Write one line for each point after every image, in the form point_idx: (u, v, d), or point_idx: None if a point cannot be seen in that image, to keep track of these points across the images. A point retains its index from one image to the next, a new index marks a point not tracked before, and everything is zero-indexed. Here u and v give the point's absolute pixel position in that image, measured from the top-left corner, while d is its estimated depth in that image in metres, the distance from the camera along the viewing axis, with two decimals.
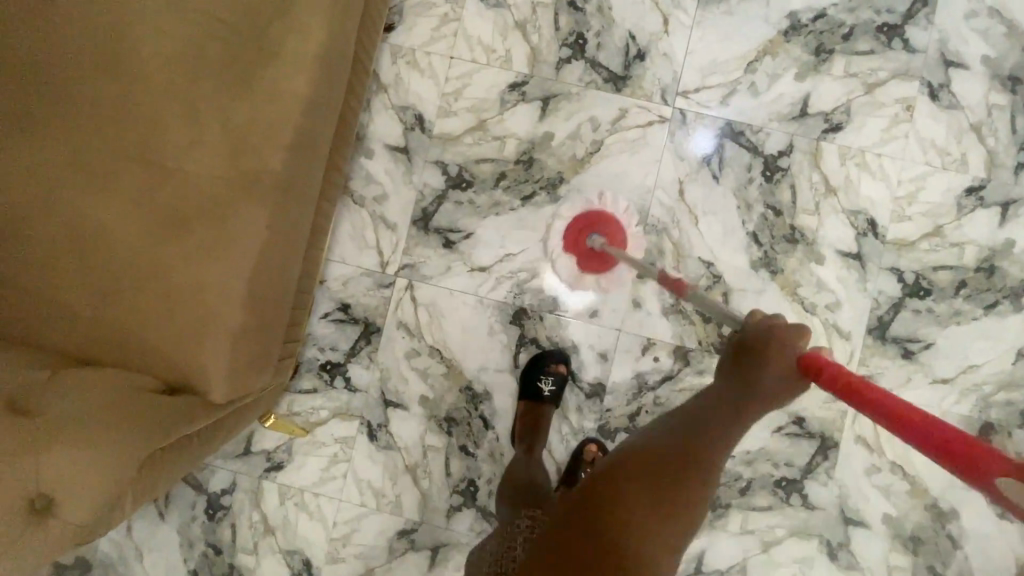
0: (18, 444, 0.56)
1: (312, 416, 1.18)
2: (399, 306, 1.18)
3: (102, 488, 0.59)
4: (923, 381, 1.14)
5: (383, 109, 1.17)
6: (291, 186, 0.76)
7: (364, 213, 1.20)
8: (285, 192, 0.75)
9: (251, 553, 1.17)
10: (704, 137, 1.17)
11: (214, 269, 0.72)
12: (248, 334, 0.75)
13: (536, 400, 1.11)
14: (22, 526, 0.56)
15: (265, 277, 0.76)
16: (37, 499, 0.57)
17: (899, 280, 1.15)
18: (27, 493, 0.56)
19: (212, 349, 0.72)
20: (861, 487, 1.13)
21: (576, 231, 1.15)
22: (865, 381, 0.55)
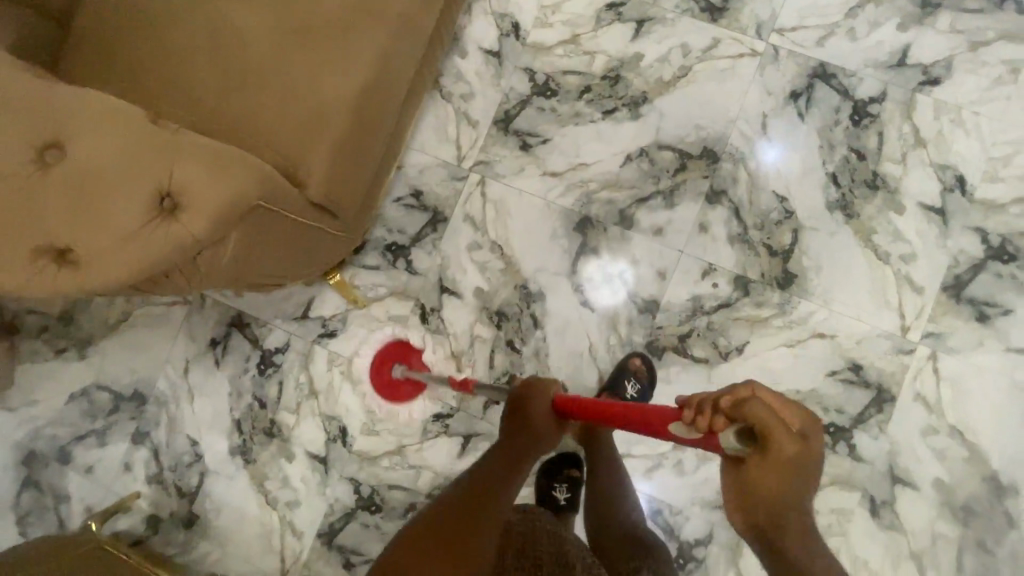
0: (158, 151, 0.63)
1: (370, 291, 1.23)
2: (469, 199, 1.22)
3: (215, 203, 0.62)
4: (996, 348, 1.08)
5: (483, 13, 1.23)
6: (410, 18, 0.82)
7: (450, 108, 1.25)
8: (404, 23, 0.81)
9: (293, 412, 1.22)
10: (770, 152, 1.16)
11: (332, 74, 0.78)
12: (352, 142, 0.80)
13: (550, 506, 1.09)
14: (152, 216, 0.61)
15: (371, 94, 0.81)
16: (164, 199, 0.62)
17: (982, 242, 1.10)
18: (159, 190, 0.62)
19: (318, 146, 0.77)
20: (914, 446, 1.08)
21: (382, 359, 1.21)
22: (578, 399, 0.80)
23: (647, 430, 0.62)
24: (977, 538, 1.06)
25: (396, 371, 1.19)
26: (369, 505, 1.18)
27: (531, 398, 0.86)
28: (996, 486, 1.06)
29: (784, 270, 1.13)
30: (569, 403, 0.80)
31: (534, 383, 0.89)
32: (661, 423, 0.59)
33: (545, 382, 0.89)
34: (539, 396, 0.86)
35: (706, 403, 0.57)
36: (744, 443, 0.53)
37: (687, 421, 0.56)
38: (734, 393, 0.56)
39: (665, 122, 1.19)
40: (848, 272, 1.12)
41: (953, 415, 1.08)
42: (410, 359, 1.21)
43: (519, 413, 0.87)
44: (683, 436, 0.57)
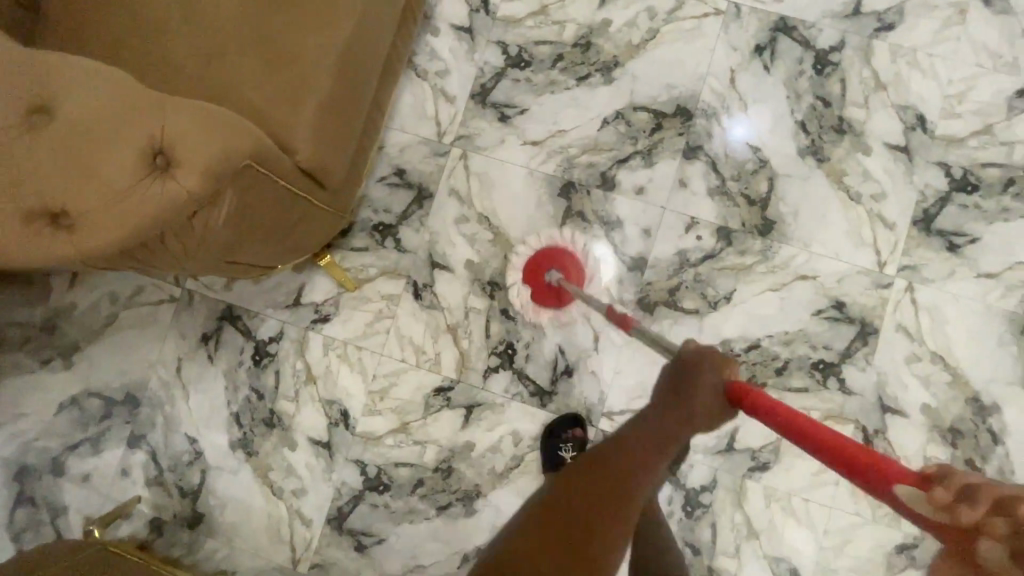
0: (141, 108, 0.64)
1: (361, 273, 1.23)
2: (452, 173, 1.24)
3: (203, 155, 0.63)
4: (968, 275, 1.14)
5: None
6: None
7: (425, 86, 1.26)
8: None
9: (292, 400, 1.21)
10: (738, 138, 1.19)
11: (310, 40, 0.80)
12: (333, 108, 0.82)
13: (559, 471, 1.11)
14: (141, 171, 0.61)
15: (348, 59, 0.83)
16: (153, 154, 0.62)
17: (946, 175, 1.16)
18: (146, 145, 0.62)
19: (301, 111, 0.79)
20: (900, 375, 1.13)
21: (534, 265, 1.17)
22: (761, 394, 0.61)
23: (868, 482, 0.46)
24: (966, 457, 1.10)
25: (551, 276, 1.15)
26: (377, 486, 1.18)
27: (695, 375, 0.65)
28: (979, 406, 1.11)
29: (763, 218, 1.17)
30: (756, 402, 0.60)
31: (707, 352, 0.67)
32: (883, 477, 0.44)
33: (711, 353, 0.67)
34: (707, 372, 0.65)
35: (969, 485, 0.38)
36: (1019, 570, 0.34)
37: (936, 496, 0.39)
38: (1019, 494, 0.36)
39: (639, 84, 1.22)
40: (824, 214, 1.17)
41: (934, 342, 1.13)
42: (571, 276, 1.15)
43: (677, 389, 0.65)
44: (916, 506, 0.41)
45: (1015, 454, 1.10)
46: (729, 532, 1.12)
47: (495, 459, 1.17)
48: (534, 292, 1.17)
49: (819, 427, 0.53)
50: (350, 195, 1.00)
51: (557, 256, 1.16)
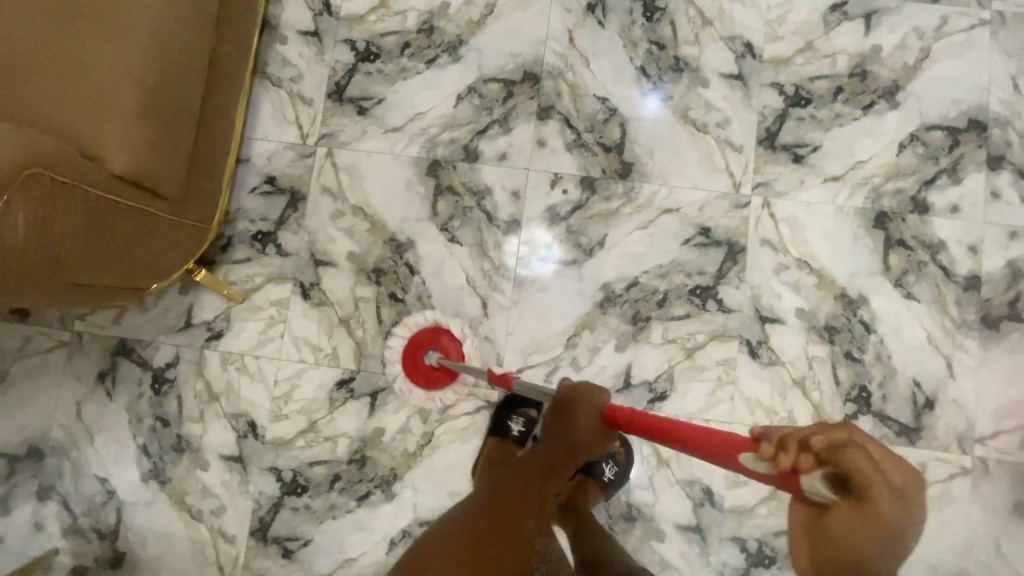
0: None
1: (247, 284, 1.24)
2: (321, 172, 1.26)
3: None
4: (817, 182, 1.20)
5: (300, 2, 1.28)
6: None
7: (283, 93, 1.29)
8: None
9: (198, 421, 1.21)
10: (653, 101, 1.24)
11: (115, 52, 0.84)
12: (151, 117, 0.86)
13: (503, 437, 1.10)
14: None
15: (160, 69, 0.87)
16: None
17: (781, 94, 1.23)
18: None
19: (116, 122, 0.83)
20: (772, 285, 1.18)
21: (412, 352, 1.17)
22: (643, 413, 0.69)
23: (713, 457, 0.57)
24: (845, 351, 1.16)
25: (430, 357, 1.15)
26: (295, 489, 1.18)
27: (573, 406, 0.80)
28: (848, 301, 1.17)
29: (621, 162, 1.22)
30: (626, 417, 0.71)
31: (582, 387, 0.80)
32: (727, 447, 0.56)
33: (589, 391, 0.79)
34: (582, 406, 0.79)
35: (804, 440, 0.52)
36: (832, 488, 0.49)
37: (767, 453, 0.52)
38: (831, 434, 0.51)
39: (484, 57, 1.26)
40: (677, 149, 1.22)
41: (796, 250, 1.19)
42: (449, 352, 1.16)
43: (558, 420, 0.82)
44: (757, 468, 0.53)
45: (888, 339, 1.16)
46: (640, 465, 1.15)
47: (406, 440, 1.18)
48: (413, 377, 1.17)
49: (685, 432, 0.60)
50: (205, 207, 1.06)
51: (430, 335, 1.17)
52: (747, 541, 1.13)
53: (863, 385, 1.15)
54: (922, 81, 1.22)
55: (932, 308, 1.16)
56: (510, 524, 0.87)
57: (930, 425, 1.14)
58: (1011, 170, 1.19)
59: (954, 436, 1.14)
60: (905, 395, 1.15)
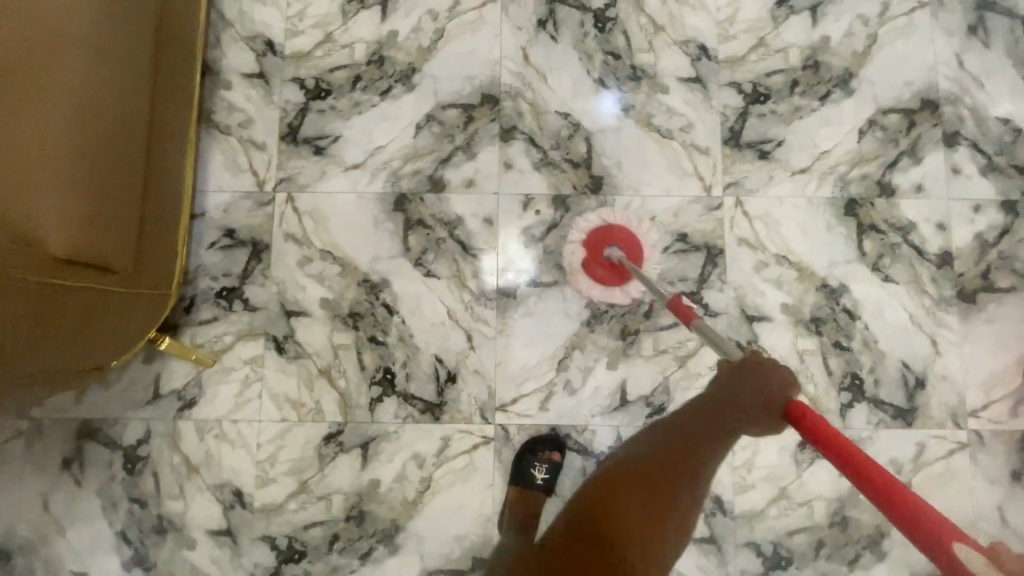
0: None
1: (216, 345, 1.17)
2: (282, 219, 1.20)
3: None
4: (785, 176, 1.21)
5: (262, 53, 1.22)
6: (108, 50, 0.83)
7: (232, 140, 1.22)
8: (102, 55, 0.82)
9: (179, 497, 1.13)
10: (609, 101, 1.23)
11: (43, 117, 0.76)
12: (87, 186, 0.79)
13: (526, 485, 1.09)
14: None
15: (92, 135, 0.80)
16: None
17: (739, 92, 1.23)
18: None
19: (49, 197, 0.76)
20: (754, 284, 1.18)
21: (595, 244, 1.14)
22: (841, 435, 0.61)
23: (909, 526, 0.50)
24: (833, 340, 1.16)
25: (611, 253, 1.12)
26: (292, 556, 1.11)
27: (755, 381, 0.75)
28: (829, 291, 1.18)
29: (591, 175, 1.21)
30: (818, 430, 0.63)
31: (766, 366, 0.75)
32: (936, 525, 0.49)
33: (777, 371, 0.74)
34: (778, 387, 0.73)
35: None
36: None
37: (996, 559, 0.47)
38: None
39: (440, 84, 1.23)
40: (645, 158, 1.21)
41: (774, 245, 1.19)
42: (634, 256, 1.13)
43: (736, 386, 0.76)
44: (974, 566, 0.46)
45: (873, 324, 1.17)
46: None
47: (404, 488, 1.13)
48: (592, 277, 1.14)
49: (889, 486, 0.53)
50: (161, 270, 1.00)
51: (615, 234, 1.14)
52: (763, 545, 1.11)
53: (854, 372, 1.16)
54: (873, 67, 1.24)
55: (911, 289, 1.18)
56: (680, 467, 0.80)
57: (923, 404, 1.15)
58: (967, 145, 1.22)
59: (947, 412, 1.15)
60: (896, 378, 1.16)
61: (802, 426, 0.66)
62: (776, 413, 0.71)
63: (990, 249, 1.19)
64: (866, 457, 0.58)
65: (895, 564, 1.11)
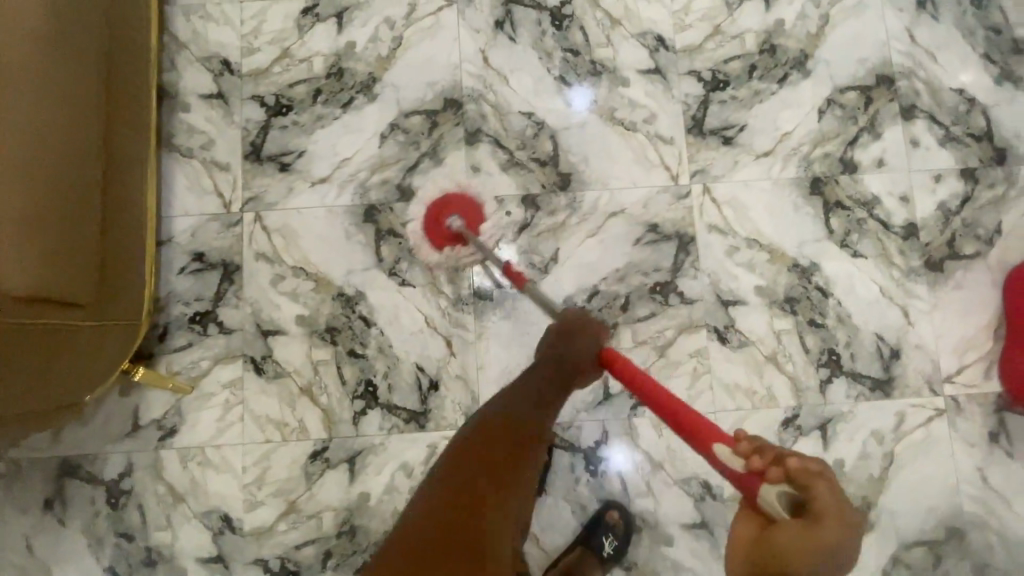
0: None
1: (193, 371, 1.15)
2: (252, 239, 1.19)
3: None
4: (750, 160, 1.22)
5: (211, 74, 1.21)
6: (56, 84, 0.81)
7: (195, 163, 1.21)
8: (49, 90, 0.80)
9: (166, 528, 1.12)
10: (580, 96, 1.23)
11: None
12: (45, 223, 0.78)
13: None
14: None
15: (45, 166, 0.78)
16: None
17: (699, 81, 1.24)
18: None
19: (8, 237, 0.75)
20: (727, 269, 1.19)
21: (439, 210, 1.15)
22: (647, 377, 0.78)
23: (693, 441, 0.68)
24: (808, 318, 1.18)
25: (453, 223, 1.12)
26: None
27: (579, 334, 0.91)
28: (801, 270, 1.19)
29: (559, 173, 1.21)
30: (630, 372, 0.80)
31: (585, 318, 0.94)
32: (709, 434, 0.67)
33: (592, 322, 0.93)
34: (590, 339, 0.91)
35: (776, 455, 0.60)
36: (785, 502, 0.56)
37: (742, 451, 0.62)
38: (804, 462, 0.58)
39: (401, 92, 1.23)
40: (611, 152, 1.22)
41: (743, 229, 1.20)
42: (471, 222, 1.14)
43: (562, 337, 0.92)
44: (728, 459, 0.62)
45: (845, 299, 1.19)
46: (636, 474, 1.13)
47: (394, 499, 1.12)
48: (432, 239, 1.14)
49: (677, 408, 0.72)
50: (129, 300, 0.98)
51: (453, 202, 1.15)
52: None
53: (831, 348, 1.17)
54: (828, 47, 1.25)
55: (880, 262, 1.20)
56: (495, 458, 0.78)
57: (899, 374, 1.17)
58: (924, 117, 1.24)
59: (923, 380, 1.17)
60: (871, 350, 1.17)
61: (617, 372, 0.83)
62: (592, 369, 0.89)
63: (953, 218, 1.21)
64: (663, 390, 0.76)
65: (882, 533, 1.13)
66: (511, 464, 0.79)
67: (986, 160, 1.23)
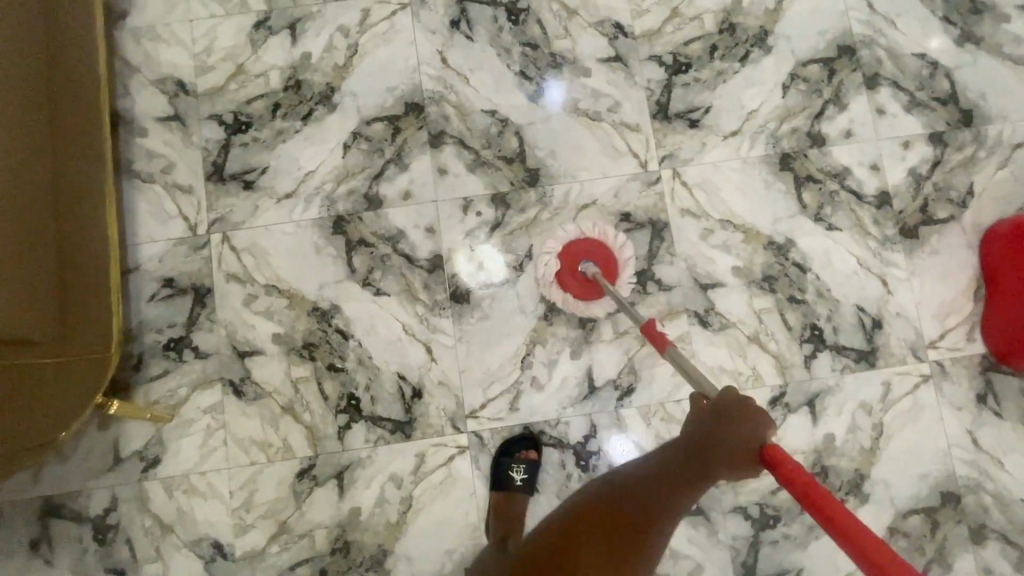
0: None
1: (171, 399, 1.13)
2: (221, 260, 1.17)
3: None
4: (717, 140, 1.21)
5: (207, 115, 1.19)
6: None
7: (157, 187, 1.19)
8: None
9: (156, 560, 1.10)
10: (557, 91, 1.22)
11: None
12: None
13: (507, 488, 1.08)
14: None
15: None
16: None
17: (661, 65, 1.23)
18: None
19: None
20: (703, 252, 1.18)
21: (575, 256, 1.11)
22: (807, 475, 0.59)
23: (875, 571, 0.47)
24: (788, 295, 1.17)
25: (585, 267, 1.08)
26: None
27: (733, 416, 0.67)
28: (777, 247, 1.19)
29: (527, 169, 1.20)
30: (787, 466, 0.60)
31: (750, 406, 0.67)
32: (898, 570, 0.45)
33: (750, 407, 0.67)
34: (750, 425, 0.66)
35: None
36: None
37: None
38: None
39: (361, 100, 1.21)
40: (577, 144, 1.21)
41: (716, 211, 1.19)
42: (606, 273, 1.10)
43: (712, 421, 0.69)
44: None
45: (823, 273, 1.18)
46: None
47: (385, 511, 1.11)
48: (567, 289, 1.11)
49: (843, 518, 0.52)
50: (88, 333, 0.95)
51: (593, 248, 1.10)
52: (749, 508, 1.12)
53: (813, 323, 1.17)
54: (787, 22, 1.25)
55: (855, 233, 1.19)
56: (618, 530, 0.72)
57: (883, 343, 1.16)
58: (889, 84, 1.23)
59: (907, 347, 1.17)
60: (853, 322, 1.17)
61: (776, 470, 0.62)
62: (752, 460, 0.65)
63: (925, 183, 1.21)
64: (824, 492, 0.56)
65: (878, 504, 1.13)
66: (626, 513, 0.73)
67: (953, 122, 1.22)
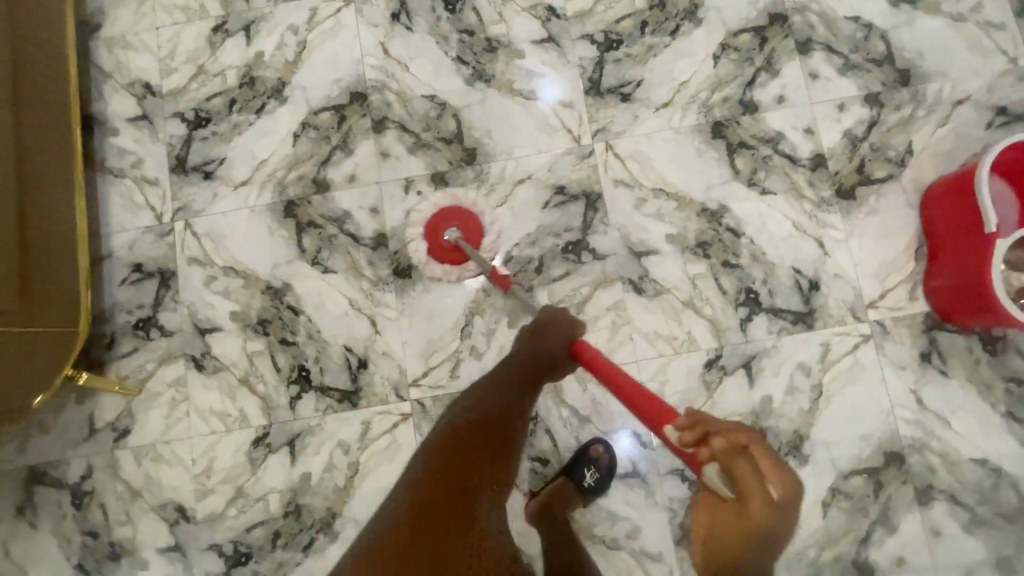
0: None
1: (140, 373, 1.23)
2: (184, 245, 1.26)
3: None
4: (649, 112, 1.24)
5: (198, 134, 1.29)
6: None
7: (128, 181, 1.29)
8: None
9: (127, 522, 1.18)
10: (547, 89, 1.26)
11: None
12: None
13: None
14: None
15: None
16: None
17: (592, 43, 1.27)
18: None
19: None
20: (636, 221, 1.21)
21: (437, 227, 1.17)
22: (616, 366, 0.88)
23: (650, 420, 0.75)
24: (722, 260, 1.19)
25: (449, 234, 1.16)
26: (239, 559, 1.16)
27: (549, 329, 1.02)
28: (710, 213, 1.20)
29: (464, 149, 1.25)
30: (595, 358, 0.93)
31: (559, 313, 1.04)
32: (656, 412, 0.75)
33: (566, 319, 1.03)
34: (557, 328, 1.01)
35: (711, 433, 0.62)
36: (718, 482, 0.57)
37: (690, 437, 0.63)
38: (732, 436, 0.60)
39: (309, 92, 1.29)
40: (513, 122, 1.26)
41: (649, 180, 1.22)
42: (471, 236, 1.16)
43: (537, 334, 1.02)
44: (678, 444, 0.65)
45: (758, 237, 1.19)
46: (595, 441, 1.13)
47: (334, 476, 1.17)
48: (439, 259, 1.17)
49: (622, 382, 0.84)
50: (56, 308, 1.06)
51: (452, 217, 1.17)
52: (687, 470, 1.13)
53: (748, 287, 1.18)
54: None
55: (790, 197, 1.20)
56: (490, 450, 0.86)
57: (821, 305, 1.16)
58: (822, 49, 1.24)
59: (846, 308, 1.16)
60: (790, 285, 1.17)
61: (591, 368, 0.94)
62: (567, 358, 1.01)
63: (861, 144, 1.21)
64: (624, 373, 0.86)
65: (819, 466, 1.12)
66: (477, 432, 0.87)
67: (890, 83, 1.22)
